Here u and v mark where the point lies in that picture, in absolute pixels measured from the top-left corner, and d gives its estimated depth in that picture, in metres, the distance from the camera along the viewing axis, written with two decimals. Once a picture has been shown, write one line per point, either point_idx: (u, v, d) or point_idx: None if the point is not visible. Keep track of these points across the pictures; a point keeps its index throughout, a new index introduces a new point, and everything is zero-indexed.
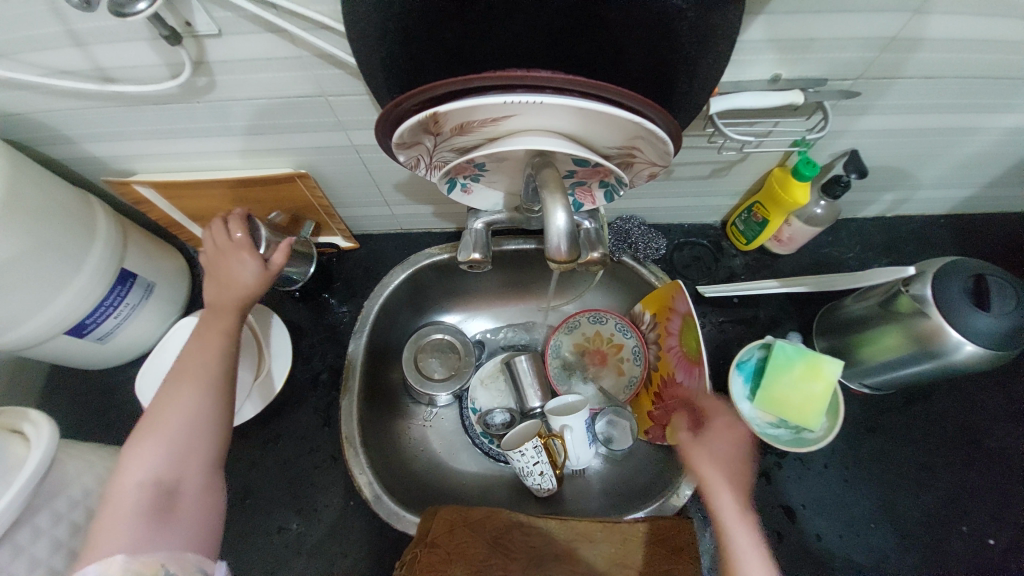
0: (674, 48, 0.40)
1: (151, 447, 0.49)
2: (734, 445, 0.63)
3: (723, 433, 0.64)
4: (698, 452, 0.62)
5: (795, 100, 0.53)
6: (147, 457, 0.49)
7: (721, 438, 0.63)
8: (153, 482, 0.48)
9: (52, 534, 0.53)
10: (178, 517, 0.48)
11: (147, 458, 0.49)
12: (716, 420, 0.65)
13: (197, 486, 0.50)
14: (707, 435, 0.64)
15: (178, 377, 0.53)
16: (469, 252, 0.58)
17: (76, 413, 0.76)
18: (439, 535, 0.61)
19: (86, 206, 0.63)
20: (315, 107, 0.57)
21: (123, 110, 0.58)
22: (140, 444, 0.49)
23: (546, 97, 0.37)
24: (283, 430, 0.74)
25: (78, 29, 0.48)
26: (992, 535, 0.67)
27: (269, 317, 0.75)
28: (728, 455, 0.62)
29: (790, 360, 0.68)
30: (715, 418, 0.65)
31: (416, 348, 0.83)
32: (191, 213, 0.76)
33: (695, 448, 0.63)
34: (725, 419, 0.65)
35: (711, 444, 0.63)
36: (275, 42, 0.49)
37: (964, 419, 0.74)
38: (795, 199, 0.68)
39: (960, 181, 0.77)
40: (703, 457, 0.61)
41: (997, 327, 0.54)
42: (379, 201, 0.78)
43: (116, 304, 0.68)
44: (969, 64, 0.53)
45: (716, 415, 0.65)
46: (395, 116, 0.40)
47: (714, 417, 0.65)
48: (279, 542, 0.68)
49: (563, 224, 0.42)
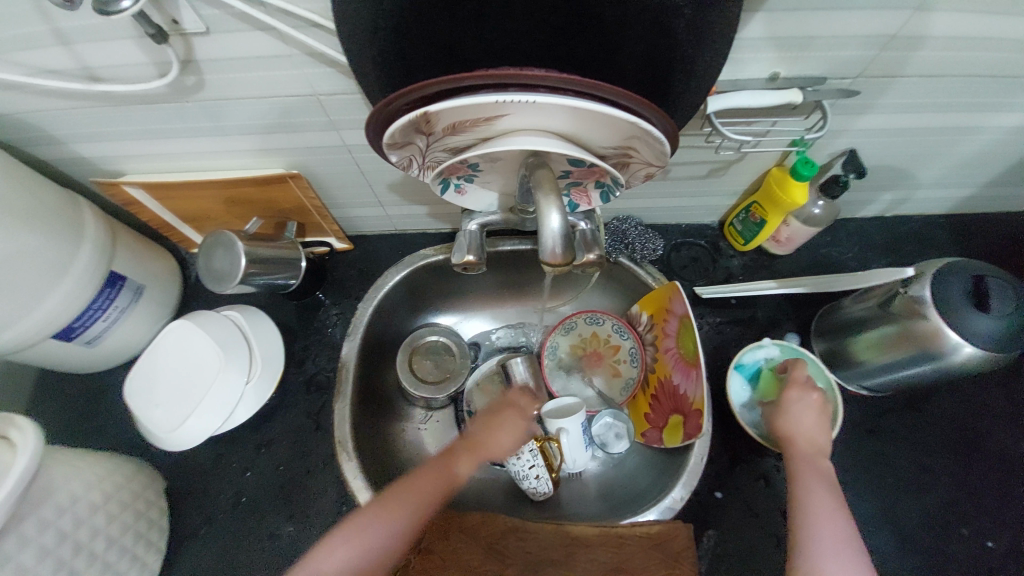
0: (670, 46, 0.39)
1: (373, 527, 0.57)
2: (813, 409, 0.60)
3: (813, 404, 0.60)
4: (785, 419, 0.60)
5: (793, 100, 0.52)
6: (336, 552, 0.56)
7: (806, 398, 0.61)
8: None
9: (39, 542, 0.52)
10: None
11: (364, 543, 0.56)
12: (803, 387, 0.62)
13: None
14: (797, 398, 0.61)
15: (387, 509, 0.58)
16: (464, 254, 0.58)
17: (65, 418, 0.75)
18: (434, 541, 0.63)
19: (74, 207, 0.61)
20: (307, 107, 0.56)
21: (111, 109, 0.56)
22: (357, 525, 0.57)
23: (540, 96, 0.36)
24: (275, 433, 0.73)
25: (63, 28, 0.46)
26: (992, 538, 0.66)
27: (261, 319, 0.73)
28: (813, 427, 0.59)
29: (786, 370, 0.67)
30: (803, 384, 0.62)
31: (410, 351, 0.82)
32: (182, 214, 0.75)
33: (788, 412, 0.61)
34: (819, 399, 0.61)
35: (793, 410, 0.61)
36: (264, 40, 0.48)
37: (963, 420, 0.73)
38: (793, 200, 0.67)
39: (959, 181, 0.76)
40: (784, 419, 0.60)
41: (997, 329, 0.54)
42: (373, 202, 0.77)
43: (105, 307, 0.67)
44: (970, 62, 0.53)
45: (801, 382, 0.62)
46: (385, 115, 0.39)
47: (803, 379, 0.62)
48: (270, 548, 0.67)
49: (558, 225, 0.41)
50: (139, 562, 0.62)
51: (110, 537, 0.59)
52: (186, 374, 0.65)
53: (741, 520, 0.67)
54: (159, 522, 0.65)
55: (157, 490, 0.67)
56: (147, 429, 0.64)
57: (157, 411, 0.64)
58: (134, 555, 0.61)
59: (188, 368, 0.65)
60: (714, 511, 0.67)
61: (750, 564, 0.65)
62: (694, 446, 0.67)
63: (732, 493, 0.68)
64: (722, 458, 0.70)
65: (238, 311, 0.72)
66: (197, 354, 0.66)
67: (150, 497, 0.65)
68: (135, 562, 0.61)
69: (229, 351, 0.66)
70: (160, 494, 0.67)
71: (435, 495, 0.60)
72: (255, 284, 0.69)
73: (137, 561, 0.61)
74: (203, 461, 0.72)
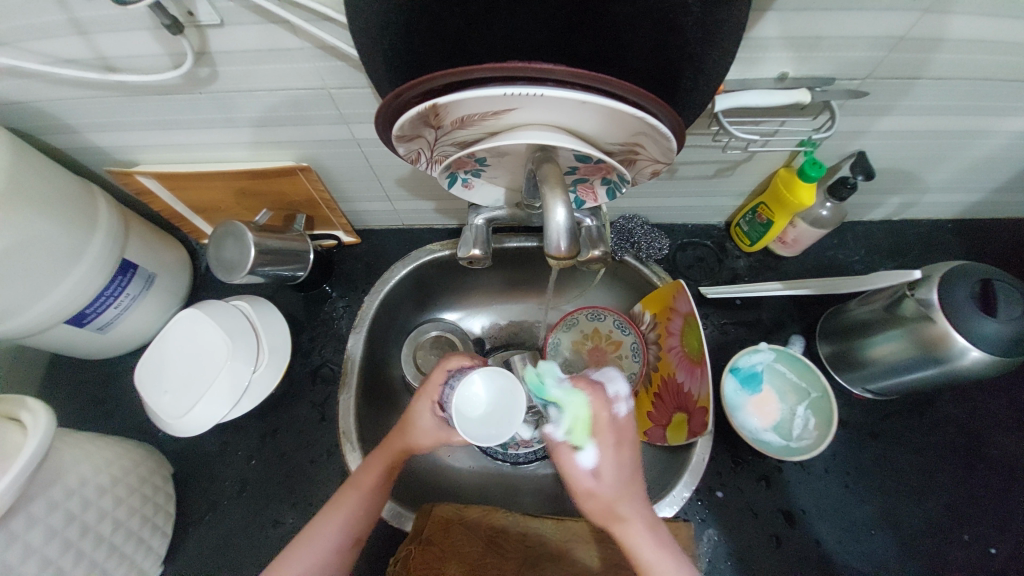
0: (678, 44, 0.40)
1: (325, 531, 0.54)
2: (603, 456, 0.48)
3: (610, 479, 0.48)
4: (582, 488, 0.48)
5: (801, 100, 0.52)
6: (343, 509, 0.55)
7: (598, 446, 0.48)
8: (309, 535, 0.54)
9: (46, 522, 0.53)
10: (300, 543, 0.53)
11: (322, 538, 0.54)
12: (603, 424, 0.48)
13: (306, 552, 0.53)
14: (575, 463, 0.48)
15: (337, 508, 0.55)
16: (469, 248, 0.58)
17: (75, 403, 0.76)
18: (435, 532, 0.62)
19: (89, 196, 0.63)
20: (317, 100, 0.57)
21: (125, 100, 0.58)
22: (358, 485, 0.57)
23: (547, 89, 0.36)
24: (280, 423, 0.74)
25: (80, 18, 0.47)
26: (994, 544, 0.66)
27: (268, 310, 0.74)
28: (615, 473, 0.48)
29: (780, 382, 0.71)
30: (599, 395, 0.49)
31: (414, 346, 0.84)
32: (194, 205, 0.76)
33: (566, 473, 0.49)
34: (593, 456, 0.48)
35: (587, 492, 0.48)
36: (277, 33, 0.49)
37: (967, 426, 0.73)
38: (801, 201, 0.66)
39: (968, 185, 0.76)
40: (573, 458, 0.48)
41: (1004, 334, 0.54)
42: (381, 196, 0.77)
43: (116, 294, 0.68)
44: (982, 65, 0.52)
45: (604, 419, 0.48)
46: (395, 106, 0.39)
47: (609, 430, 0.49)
48: (273, 536, 0.67)
49: (563, 220, 0.42)
50: (145, 546, 0.63)
51: (117, 520, 0.60)
52: (194, 362, 0.66)
53: (741, 521, 0.67)
54: (165, 507, 0.66)
55: (163, 475, 0.68)
56: (155, 414, 0.65)
57: (165, 398, 0.65)
58: (140, 537, 0.62)
59: (195, 356, 0.66)
60: (714, 510, 0.67)
61: (749, 565, 0.64)
62: (697, 445, 0.67)
63: (732, 493, 0.68)
64: (723, 458, 0.70)
65: (245, 301, 0.73)
66: (205, 342, 0.67)
67: (157, 482, 0.66)
68: (140, 546, 0.62)
69: (236, 340, 0.67)
70: (167, 479, 0.68)
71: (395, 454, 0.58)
72: (261, 274, 0.69)
73: (142, 546, 0.63)
74: (209, 448, 0.73)
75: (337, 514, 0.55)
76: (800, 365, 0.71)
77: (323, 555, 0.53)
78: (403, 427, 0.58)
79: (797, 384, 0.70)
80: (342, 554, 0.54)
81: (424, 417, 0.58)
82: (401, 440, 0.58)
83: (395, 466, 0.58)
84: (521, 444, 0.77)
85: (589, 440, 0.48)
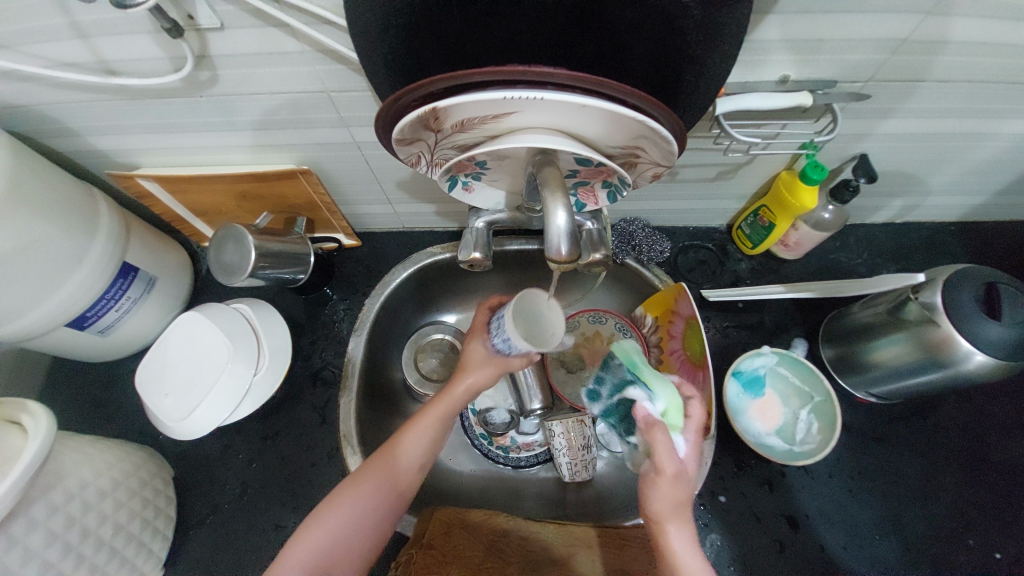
0: (678, 46, 0.40)
1: (359, 495, 0.54)
2: (688, 446, 0.54)
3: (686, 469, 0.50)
4: (669, 470, 0.48)
5: (803, 102, 0.52)
6: (339, 516, 0.53)
7: (689, 435, 0.55)
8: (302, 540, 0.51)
9: (47, 526, 0.53)
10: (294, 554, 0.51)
11: (358, 500, 0.54)
12: (693, 420, 0.56)
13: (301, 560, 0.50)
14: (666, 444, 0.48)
15: (333, 514, 0.53)
16: (470, 251, 0.58)
17: (76, 406, 0.76)
18: (435, 536, 0.61)
19: (90, 199, 0.63)
20: (318, 103, 0.57)
21: (126, 103, 0.58)
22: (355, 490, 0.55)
23: (547, 93, 0.36)
24: (280, 426, 0.74)
25: (81, 21, 0.48)
26: (999, 549, 0.65)
27: (269, 313, 0.75)
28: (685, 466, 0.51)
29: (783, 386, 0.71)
30: (696, 401, 0.57)
31: (416, 348, 0.83)
32: (194, 208, 0.76)
33: (658, 451, 0.48)
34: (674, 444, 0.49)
35: (671, 475, 0.48)
36: (277, 36, 0.49)
37: (971, 430, 0.72)
38: (803, 204, 0.66)
39: (971, 187, 0.76)
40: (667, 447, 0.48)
41: (1010, 338, 0.53)
42: (382, 199, 0.77)
43: (117, 297, 0.68)
44: (985, 67, 0.52)
45: (696, 416, 0.56)
46: (395, 109, 0.39)
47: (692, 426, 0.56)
48: (274, 540, 0.67)
49: (563, 224, 0.42)
50: (146, 549, 0.63)
51: (118, 524, 0.59)
52: (195, 365, 0.66)
53: (744, 526, 0.66)
54: (166, 511, 0.66)
55: (164, 479, 0.68)
56: (156, 417, 0.65)
57: (165, 400, 0.65)
58: (140, 541, 0.62)
59: (196, 359, 0.66)
60: (717, 514, 0.67)
61: (753, 569, 0.64)
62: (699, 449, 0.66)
63: (735, 497, 0.68)
64: (726, 462, 0.70)
65: (245, 304, 0.73)
66: (206, 345, 0.66)
67: (157, 485, 0.66)
68: (141, 550, 0.62)
69: (237, 343, 0.67)
70: (167, 483, 0.68)
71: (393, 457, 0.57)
72: (262, 277, 0.69)
73: (142, 549, 0.62)
74: (209, 451, 0.73)
75: (331, 522, 0.53)
76: (800, 367, 0.70)
77: (357, 516, 0.54)
78: (463, 370, 0.63)
79: (800, 388, 0.70)
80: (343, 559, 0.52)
81: (482, 353, 0.63)
82: (460, 383, 0.61)
83: (450, 414, 0.61)
84: (523, 447, 0.78)
85: (680, 427, 0.54)
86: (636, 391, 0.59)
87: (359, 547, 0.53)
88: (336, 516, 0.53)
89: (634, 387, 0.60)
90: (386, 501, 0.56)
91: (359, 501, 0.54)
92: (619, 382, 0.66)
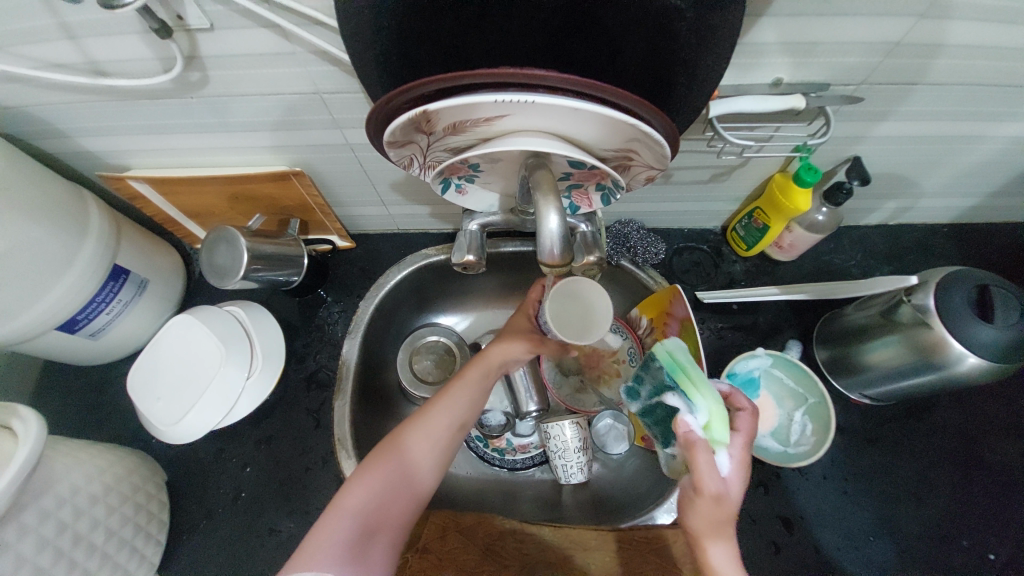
0: (671, 50, 0.39)
1: (393, 463, 0.54)
2: (734, 464, 0.46)
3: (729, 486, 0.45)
4: (711, 490, 0.43)
5: (797, 105, 0.52)
6: (360, 498, 0.52)
7: (734, 449, 0.47)
8: (322, 526, 0.50)
9: (38, 532, 0.52)
10: (311, 542, 0.49)
11: (393, 467, 0.54)
12: (742, 432, 0.48)
13: (320, 544, 0.49)
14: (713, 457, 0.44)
15: (350, 497, 0.52)
16: (464, 254, 0.58)
17: (67, 411, 0.76)
18: (431, 540, 0.61)
19: (80, 201, 0.62)
20: (311, 105, 0.56)
21: (116, 104, 0.57)
22: (377, 472, 0.53)
23: (539, 96, 0.36)
24: (274, 430, 0.73)
25: (70, 22, 0.47)
26: (993, 550, 0.65)
27: (262, 316, 0.74)
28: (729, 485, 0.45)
29: (780, 388, 0.71)
30: (748, 415, 0.49)
31: (410, 351, 0.83)
32: (186, 210, 0.76)
33: (698, 472, 0.43)
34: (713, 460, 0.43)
35: (713, 496, 0.43)
36: (268, 38, 0.48)
37: (965, 430, 0.72)
38: (797, 206, 0.66)
39: (964, 189, 0.76)
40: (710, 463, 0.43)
41: (1004, 340, 0.53)
42: (375, 201, 0.77)
43: (108, 300, 0.67)
44: (977, 70, 0.52)
45: (746, 428, 0.48)
46: (387, 111, 0.39)
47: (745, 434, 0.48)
48: (269, 544, 0.67)
49: (556, 227, 0.41)
50: (138, 555, 0.62)
51: (109, 529, 0.59)
52: (187, 369, 0.65)
53: (740, 528, 0.66)
54: (158, 515, 0.66)
55: (157, 483, 0.67)
56: (147, 421, 0.65)
57: (157, 404, 0.64)
58: (133, 546, 0.62)
59: (188, 362, 0.66)
60: None
61: (749, 571, 0.64)
62: None
63: None
64: None
65: (238, 307, 0.73)
66: (198, 348, 0.66)
67: (150, 489, 0.65)
68: (134, 555, 0.62)
69: (230, 346, 0.67)
70: (160, 487, 0.68)
71: (419, 441, 0.56)
72: (256, 278, 0.69)
73: (135, 555, 0.62)
74: (202, 455, 0.72)
75: (353, 503, 0.51)
76: (795, 368, 0.70)
77: (382, 493, 0.53)
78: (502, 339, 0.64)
79: (795, 390, 0.70)
80: (360, 544, 0.50)
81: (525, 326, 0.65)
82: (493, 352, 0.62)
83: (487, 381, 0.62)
84: (519, 449, 0.78)
85: (724, 442, 0.45)
86: (672, 397, 0.48)
87: (394, 516, 0.53)
88: (367, 485, 0.52)
89: (671, 394, 0.48)
90: (421, 470, 0.55)
91: (379, 484, 0.53)
92: (658, 383, 0.53)
